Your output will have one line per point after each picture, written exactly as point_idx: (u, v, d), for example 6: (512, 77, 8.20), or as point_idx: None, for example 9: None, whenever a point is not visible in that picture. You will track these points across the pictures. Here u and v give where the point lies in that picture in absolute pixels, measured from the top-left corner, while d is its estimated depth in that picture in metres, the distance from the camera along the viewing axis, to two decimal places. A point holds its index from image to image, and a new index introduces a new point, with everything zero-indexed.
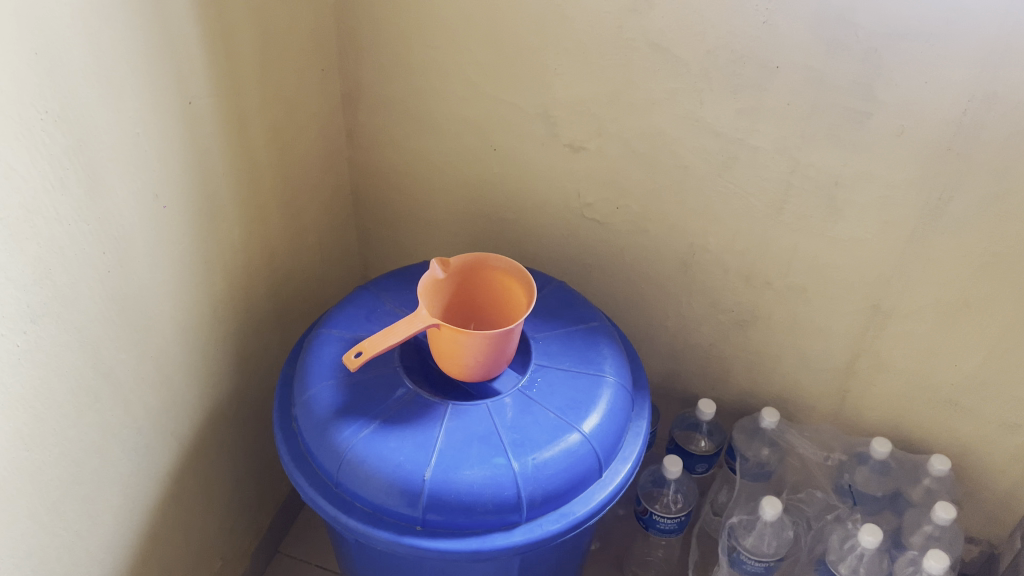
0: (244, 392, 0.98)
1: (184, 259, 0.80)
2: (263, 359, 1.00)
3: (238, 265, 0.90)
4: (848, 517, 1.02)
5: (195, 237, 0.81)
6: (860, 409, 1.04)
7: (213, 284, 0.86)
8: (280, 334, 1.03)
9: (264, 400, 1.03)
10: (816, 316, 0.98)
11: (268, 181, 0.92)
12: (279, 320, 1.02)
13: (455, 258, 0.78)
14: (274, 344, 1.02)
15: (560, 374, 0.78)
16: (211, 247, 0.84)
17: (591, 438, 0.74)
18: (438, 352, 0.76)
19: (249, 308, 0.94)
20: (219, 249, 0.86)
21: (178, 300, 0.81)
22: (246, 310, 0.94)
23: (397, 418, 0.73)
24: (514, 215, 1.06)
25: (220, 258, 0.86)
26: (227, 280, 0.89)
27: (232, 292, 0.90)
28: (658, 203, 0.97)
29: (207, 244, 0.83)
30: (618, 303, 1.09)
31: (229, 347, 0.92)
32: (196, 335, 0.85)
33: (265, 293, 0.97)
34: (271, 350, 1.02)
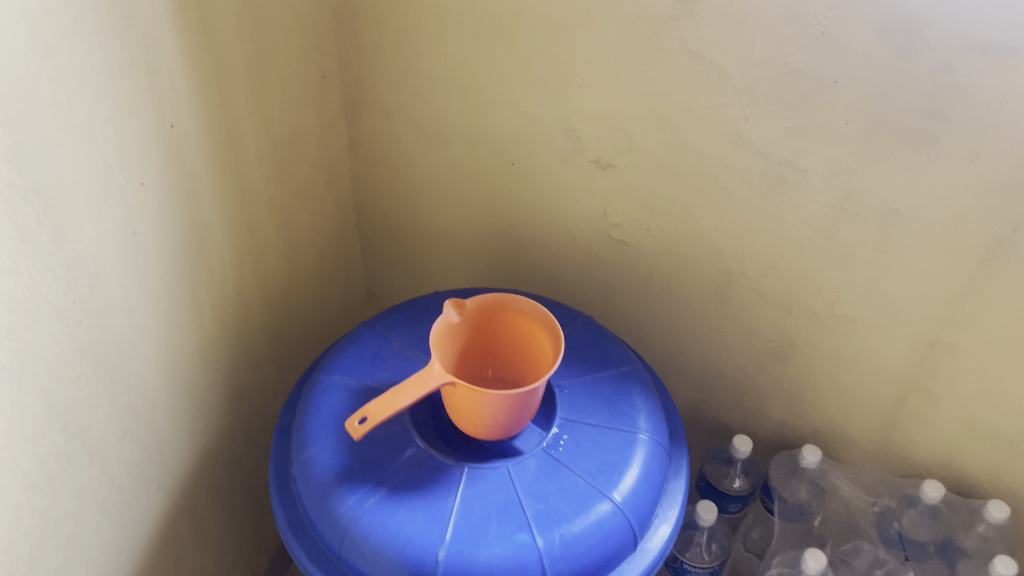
0: (237, 431, 0.89)
1: (169, 298, 0.72)
2: (259, 393, 0.92)
3: (229, 296, 0.81)
4: (900, 570, 0.91)
5: (180, 272, 0.72)
6: (911, 448, 0.94)
7: (202, 320, 0.77)
8: (278, 364, 0.95)
9: (260, 435, 0.95)
10: (865, 349, 0.89)
11: (263, 203, 0.83)
12: (276, 350, 0.93)
13: (470, 301, 0.69)
14: (270, 376, 0.93)
15: (589, 431, 0.70)
16: (200, 280, 0.75)
17: (625, 507, 0.66)
18: (453, 408, 0.67)
19: (242, 342, 0.86)
20: (208, 282, 0.77)
21: (162, 342, 0.72)
22: (238, 342, 0.85)
23: (406, 485, 0.65)
24: (532, 234, 0.96)
25: (210, 291, 0.78)
26: (218, 314, 0.80)
27: (223, 325, 0.81)
28: (693, 225, 0.87)
29: (194, 278, 0.75)
30: (644, 329, 1.00)
31: (222, 385, 0.83)
32: (184, 378, 0.77)
33: (260, 325, 0.88)
34: (269, 382, 0.93)
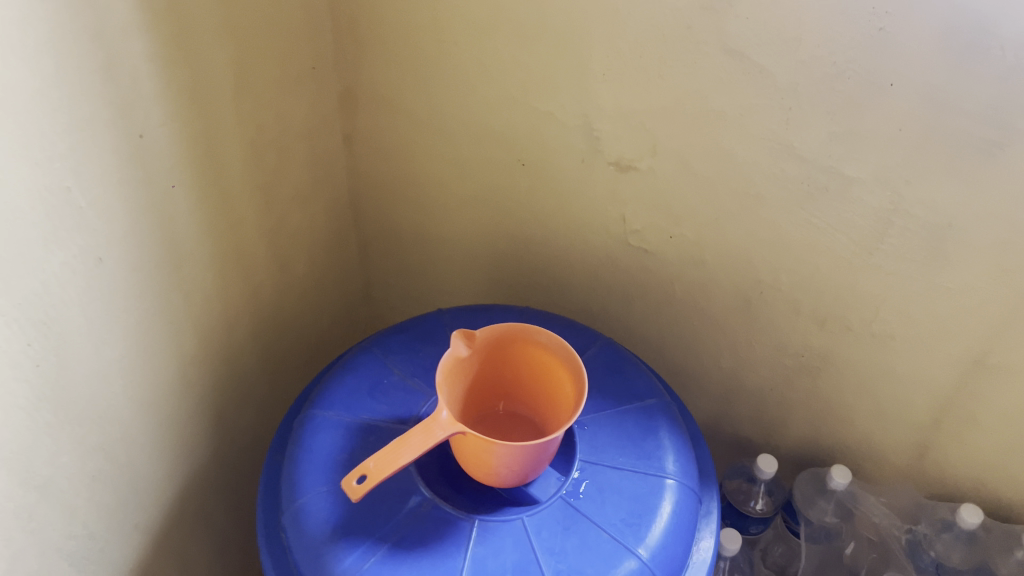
0: (224, 457, 0.82)
1: (143, 326, 0.64)
2: (248, 413, 0.85)
3: (213, 316, 0.73)
4: None
5: (154, 295, 0.65)
6: (947, 469, 0.88)
7: (182, 344, 0.70)
8: (268, 380, 0.87)
9: (251, 457, 0.87)
10: (903, 367, 0.82)
11: (251, 212, 0.75)
12: (266, 365, 0.86)
13: (482, 331, 0.62)
14: (260, 394, 0.86)
15: (612, 476, 0.63)
16: (178, 303, 0.68)
17: (653, 563, 0.59)
18: (463, 454, 0.61)
19: (228, 363, 0.78)
20: (189, 303, 0.69)
21: (136, 375, 0.65)
22: (223, 365, 0.77)
23: (411, 541, 0.59)
24: (544, 238, 0.88)
25: (192, 313, 0.70)
26: (200, 336, 0.72)
27: (206, 349, 0.74)
28: (721, 233, 0.79)
29: (172, 300, 0.67)
30: (664, 340, 0.93)
31: (205, 412, 0.76)
32: (163, 411, 0.70)
33: (248, 342, 0.81)
34: (258, 400, 0.86)
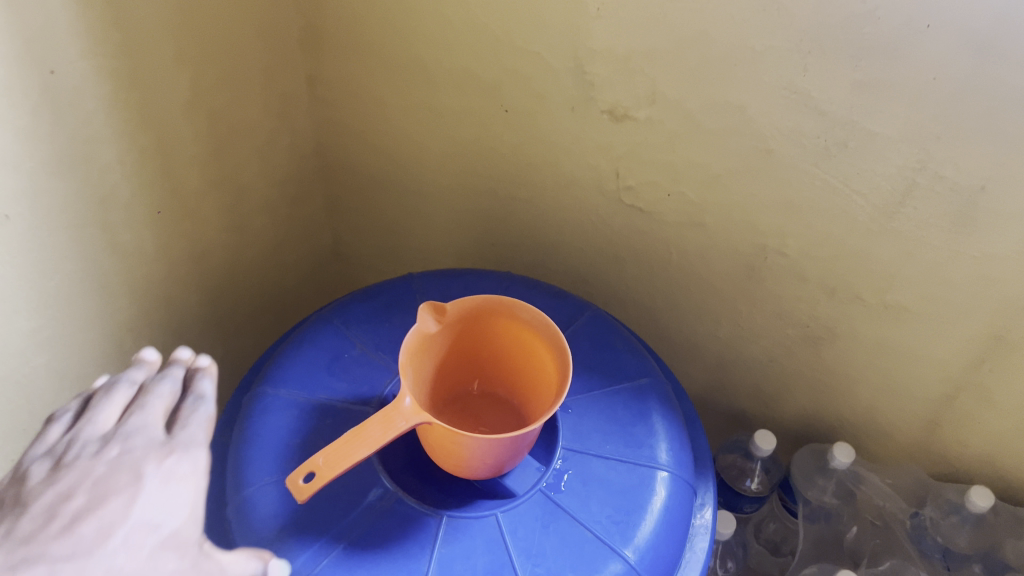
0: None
1: (56, 281, 0.57)
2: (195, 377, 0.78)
3: (147, 274, 0.66)
4: None
5: (69, 252, 0.57)
6: (955, 450, 0.82)
7: (106, 302, 0.63)
8: (219, 341, 0.80)
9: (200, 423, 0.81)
10: (916, 342, 0.75)
11: (198, 161, 0.66)
12: (215, 326, 0.79)
13: (453, 305, 0.55)
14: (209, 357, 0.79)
15: (598, 468, 0.57)
16: (99, 259, 0.60)
17: (640, 567, 0.54)
18: (431, 444, 0.54)
19: (172, 327, 0.72)
20: (114, 260, 0.62)
21: (49, 345, 0.59)
22: (163, 329, 0.71)
23: (369, 539, 0.52)
24: (528, 194, 0.80)
25: (118, 269, 0.63)
26: (130, 294, 0.65)
27: (141, 311, 0.67)
28: (724, 192, 0.71)
29: (92, 256, 0.59)
30: (655, 306, 0.86)
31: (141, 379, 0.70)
32: (84, 380, 0.64)
33: (193, 303, 0.73)
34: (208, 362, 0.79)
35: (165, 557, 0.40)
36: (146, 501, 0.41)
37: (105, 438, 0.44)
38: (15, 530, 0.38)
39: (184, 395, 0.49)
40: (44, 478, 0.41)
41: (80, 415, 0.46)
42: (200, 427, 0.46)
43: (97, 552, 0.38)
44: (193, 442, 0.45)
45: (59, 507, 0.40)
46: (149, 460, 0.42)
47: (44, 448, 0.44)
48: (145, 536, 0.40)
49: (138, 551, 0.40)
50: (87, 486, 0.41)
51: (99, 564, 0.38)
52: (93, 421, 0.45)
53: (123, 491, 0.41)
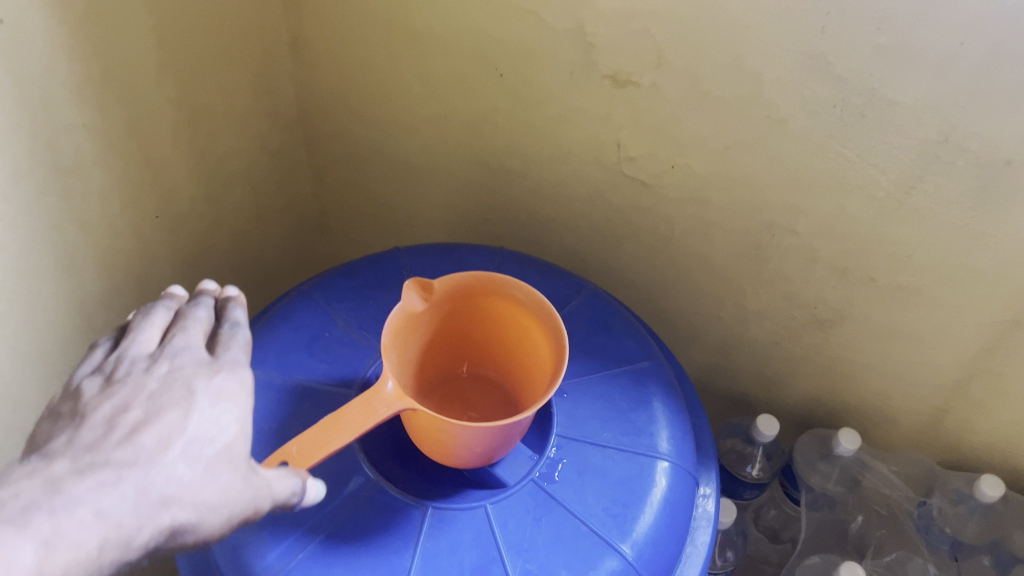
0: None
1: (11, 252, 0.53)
2: None
3: (113, 245, 0.62)
4: None
5: (24, 220, 0.53)
6: (965, 438, 0.79)
7: (68, 275, 0.59)
8: None
9: None
10: (930, 326, 0.72)
11: (171, 125, 0.62)
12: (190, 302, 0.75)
13: (440, 282, 0.51)
14: None
15: (595, 457, 0.54)
16: (59, 229, 0.56)
17: (638, 562, 0.51)
18: (416, 431, 0.50)
19: (144, 302, 0.68)
20: (76, 230, 0.57)
21: (6, 322, 0.55)
22: (136, 304, 0.67)
23: (348, 530, 0.49)
24: (523, 165, 0.76)
25: (81, 240, 0.58)
26: (95, 267, 0.61)
27: (111, 286, 0.63)
28: (731, 166, 0.67)
29: (52, 225, 0.55)
30: (655, 285, 0.82)
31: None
32: (44, 356, 0.60)
33: (164, 277, 0.69)
34: None
35: (225, 466, 0.40)
36: (202, 413, 0.41)
37: (151, 358, 0.44)
38: (78, 440, 0.39)
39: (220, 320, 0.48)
40: (99, 393, 0.41)
41: (123, 339, 0.45)
42: (243, 348, 0.46)
43: (160, 460, 0.38)
44: (238, 360, 0.45)
45: (118, 419, 0.40)
46: (201, 374, 0.42)
47: (93, 369, 0.44)
48: (203, 446, 0.40)
49: (197, 461, 0.40)
50: (143, 400, 0.41)
51: (162, 470, 0.38)
52: (137, 341, 0.45)
53: (178, 403, 0.41)
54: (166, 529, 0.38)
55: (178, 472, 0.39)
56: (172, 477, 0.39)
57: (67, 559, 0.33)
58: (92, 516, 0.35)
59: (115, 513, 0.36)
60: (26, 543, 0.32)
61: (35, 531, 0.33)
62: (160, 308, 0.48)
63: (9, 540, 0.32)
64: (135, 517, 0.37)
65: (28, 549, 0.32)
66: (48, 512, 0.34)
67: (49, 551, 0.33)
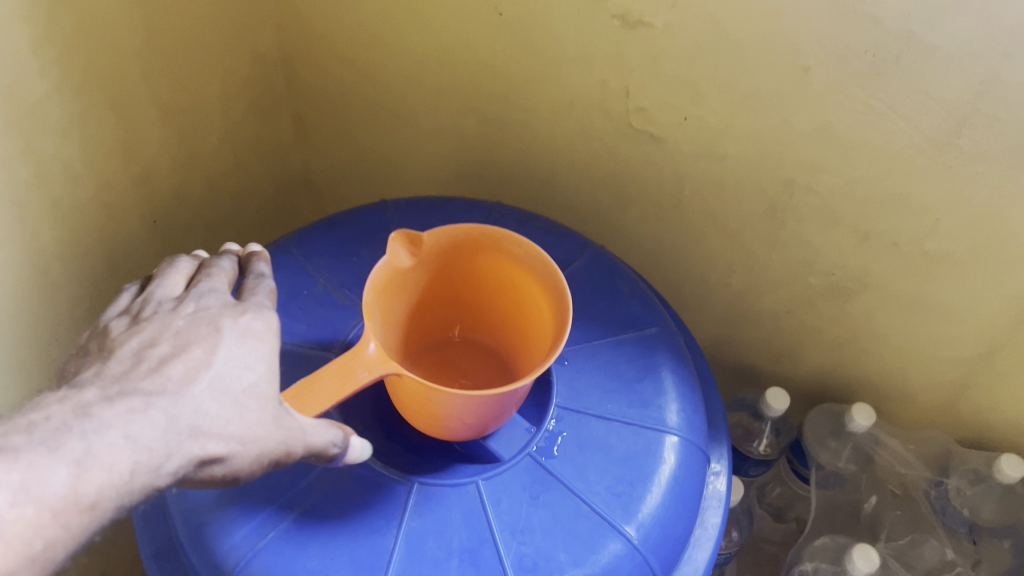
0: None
1: None
2: None
3: (70, 194, 0.56)
4: None
5: None
6: (986, 415, 0.74)
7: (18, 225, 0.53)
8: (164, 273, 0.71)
9: None
10: (955, 295, 0.67)
11: (132, 61, 0.56)
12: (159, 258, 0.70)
13: (429, 235, 0.46)
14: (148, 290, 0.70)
15: (598, 431, 0.51)
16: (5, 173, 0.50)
17: (643, 545, 0.47)
18: (401, 401, 0.46)
19: (107, 257, 0.63)
20: (25, 175, 0.52)
21: None
22: (98, 259, 0.62)
23: (324, 507, 0.46)
24: (522, 116, 0.71)
25: (32, 186, 0.53)
26: (49, 217, 0.55)
27: (70, 239, 0.58)
28: (748, 117, 0.62)
29: None
30: (660, 249, 0.77)
31: (71, 315, 0.62)
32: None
33: (128, 231, 0.64)
34: None
35: (255, 402, 0.38)
36: (231, 347, 0.38)
37: (177, 297, 0.41)
38: (106, 371, 0.37)
39: (248, 266, 0.45)
40: (126, 329, 0.40)
41: (150, 282, 0.43)
42: (270, 291, 0.43)
43: (187, 392, 0.36)
44: (266, 300, 0.42)
45: (145, 352, 0.38)
46: (227, 311, 0.39)
47: (120, 310, 0.42)
48: (233, 380, 0.38)
49: (226, 394, 0.38)
50: (170, 333, 0.39)
51: (190, 402, 0.36)
52: (162, 285, 0.42)
53: (205, 338, 0.38)
54: (197, 460, 0.36)
55: (206, 405, 0.37)
56: (201, 409, 0.37)
57: (100, 481, 0.33)
58: (123, 441, 0.34)
59: (145, 438, 0.35)
60: (57, 463, 0.32)
61: (65, 453, 0.32)
62: (188, 255, 0.45)
63: (37, 461, 0.31)
64: (164, 445, 0.35)
65: (61, 470, 0.32)
66: (78, 435, 0.33)
67: (82, 470, 0.32)
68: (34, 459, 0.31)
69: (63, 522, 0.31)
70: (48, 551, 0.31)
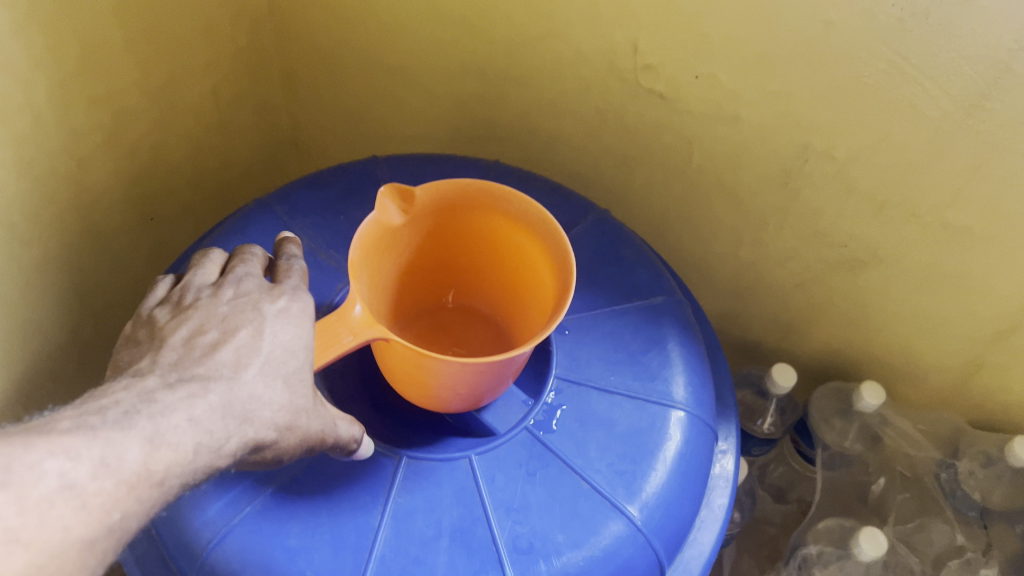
0: (84, 331, 0.66)
1: None
2: (107, 274, 0.66)
3: (37, 147, 0.52)
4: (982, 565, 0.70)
5: None
6: (1000, 395, 0.72)
7: None
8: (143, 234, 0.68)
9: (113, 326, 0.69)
10: (975, 270, 0.64)
11: (104, 3, 0.52)
12: (137, 218, 0.66)
13: (422, 191, 0.42)
14: (127, 252, 0.67)
15: (600, 404, 0.48)
16: None
17: (647, 526, 0.44)
18: (389, 370, 0.43)
19: (79, 216, 0.59)
20: None
21: None
22: (72, 218, 0.59)
23: (304, 482, 0.43)
24: (524, 74, 0.67)
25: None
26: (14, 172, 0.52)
27: (38, 195, 0.54)
28: (764, 77, 0.58)
29: None
30: (666, 218, 0.73)
31: (47, 278, 0.59)
32: None
33: (103, 188, 0.60)
34: (125, 259, 0.67)
35: (302, 387, 0.38)
36: (277, 331, 0.38)
37: (216, 282, 0.41)
38: (161, 359, 0.37)
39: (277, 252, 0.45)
40: (172, 317, 0.39)
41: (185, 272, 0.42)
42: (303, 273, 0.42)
43: (241, 376, 0.36)
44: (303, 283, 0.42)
45: (195, 339, 0.38)
46: (270, 293, 0.39)
47: (159, 300, 0.41)
48: (282, 364, 0.37)
49: (277, 378, 0.37)
50: (218, 319, 0.38)
51: (244, 387, 0.36)
52: (199, 273, 0.42)
53: (251, 321, 0.38)
54: (251, 444, 0.36)
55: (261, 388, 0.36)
56: (254, 394, 0.36)
57: (169, 459, 0.32)
58: (187, 422, 0.33)
59: (206, 420, 0.34)
60: (130, 441, 0.31)
61: (137, 431, 0.32)
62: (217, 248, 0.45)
63: (112, 439, 0.31)
64: (223, 428, 0.35)
65: (134, 447, 0.31)
66: (147, 416, 0.32)
67: (154, 448, 0.32)
68: (109, 437, 0.31)
69: (136, 498, 0.31)
70: (124, 525, 0.31)
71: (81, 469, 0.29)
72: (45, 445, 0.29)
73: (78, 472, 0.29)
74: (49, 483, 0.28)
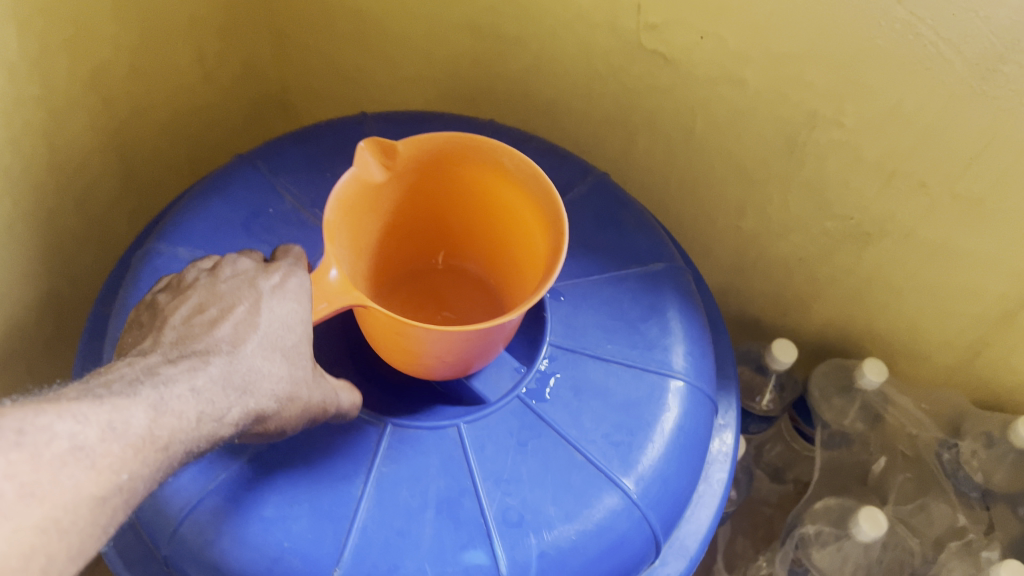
0: (59, 290, 0.64)
1: None
2: (81, 233, 0.63)
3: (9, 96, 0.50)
4: (985, 545, 0.68)
5: None
6: (1005, 376, 0.70)
7: None
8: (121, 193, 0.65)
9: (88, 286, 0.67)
10: (984, 244, 0.61)
11: None
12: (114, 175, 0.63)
13: (407, 143, 0.40)
14: (103, 210, 0.64)
15: (596, 373, 0.46)
16: None
17: (642, 501, 0.43)
18: (374, 335, 0.41)
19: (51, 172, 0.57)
20: None
21: None
22: (44, 173, 0.56)
23: (283, 449, 0.41)
24: (523, 33, 0.64)
25: None
26: None
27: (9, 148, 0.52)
28: (771, 37, 0.55)
29: None
30: (667, 186, 0.71)
31: (19, 234, 0.57)
32: None
33: (77, 143, 0.58)
34: (102, 217, 0.65)
35: (302, 359, 0.37)
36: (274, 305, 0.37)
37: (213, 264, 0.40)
38: (162, 339, 0.36)
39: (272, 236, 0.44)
40: (172, 298, 0.39)
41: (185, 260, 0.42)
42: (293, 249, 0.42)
43: (241, 349, 0.35)
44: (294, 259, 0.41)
45: (195, 317, 0.37)
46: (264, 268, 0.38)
47: (160, 285, 0.41)
48: (281, 337, 0.37)
49: (276, 351, 0.36)
50: (217, 297, 0.38)
51: (244, 360, 0.35)
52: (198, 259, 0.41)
53: (247, 297, 0.37)
54: (253, 417, 0.35)
55: (260, 361, 0.35)
56: (254, 367, 0.35)
57: (175, 426, 0.32)
58: (189, 393, 0.33)
59: (207, 390, 0.33)
60: (136, 407, 0.31)
61: (142, 398, 0.31)
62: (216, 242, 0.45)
63: (119, 404, 0.30)
64: (224, 398, 0.34)
65: (139, 412, 0.31)
66: (150, 386, 0.32)
67: (158, 415, 0.31)
68: (115, 403, 0.30)
69: (143, 461, 0.30)
70: (132, 487, 0.30)
71: (90, 432, 0.29)
72: (55, 410, 0.28)
73: (87, 434, 0.29)
74: (60, 444, 0.28)
